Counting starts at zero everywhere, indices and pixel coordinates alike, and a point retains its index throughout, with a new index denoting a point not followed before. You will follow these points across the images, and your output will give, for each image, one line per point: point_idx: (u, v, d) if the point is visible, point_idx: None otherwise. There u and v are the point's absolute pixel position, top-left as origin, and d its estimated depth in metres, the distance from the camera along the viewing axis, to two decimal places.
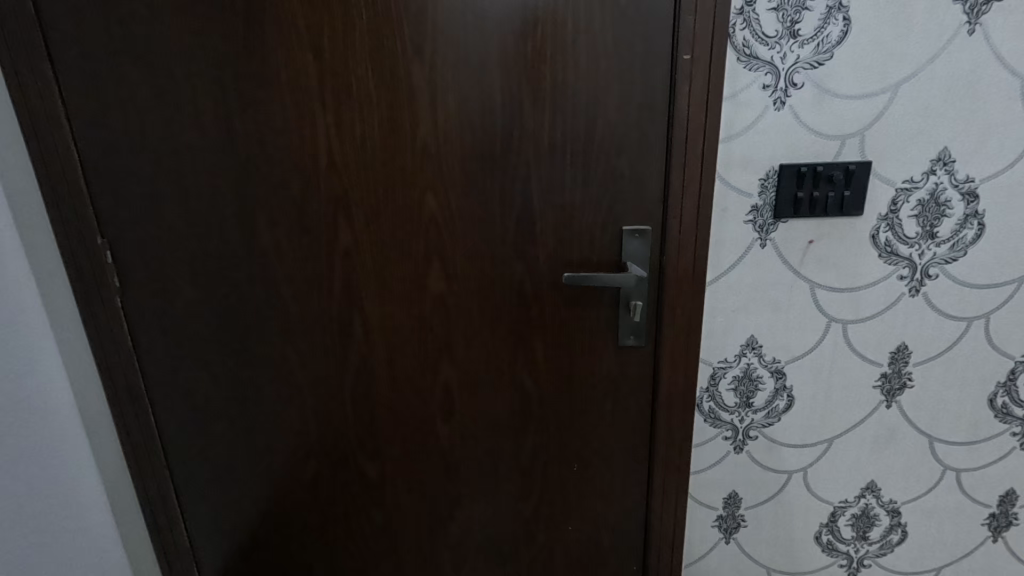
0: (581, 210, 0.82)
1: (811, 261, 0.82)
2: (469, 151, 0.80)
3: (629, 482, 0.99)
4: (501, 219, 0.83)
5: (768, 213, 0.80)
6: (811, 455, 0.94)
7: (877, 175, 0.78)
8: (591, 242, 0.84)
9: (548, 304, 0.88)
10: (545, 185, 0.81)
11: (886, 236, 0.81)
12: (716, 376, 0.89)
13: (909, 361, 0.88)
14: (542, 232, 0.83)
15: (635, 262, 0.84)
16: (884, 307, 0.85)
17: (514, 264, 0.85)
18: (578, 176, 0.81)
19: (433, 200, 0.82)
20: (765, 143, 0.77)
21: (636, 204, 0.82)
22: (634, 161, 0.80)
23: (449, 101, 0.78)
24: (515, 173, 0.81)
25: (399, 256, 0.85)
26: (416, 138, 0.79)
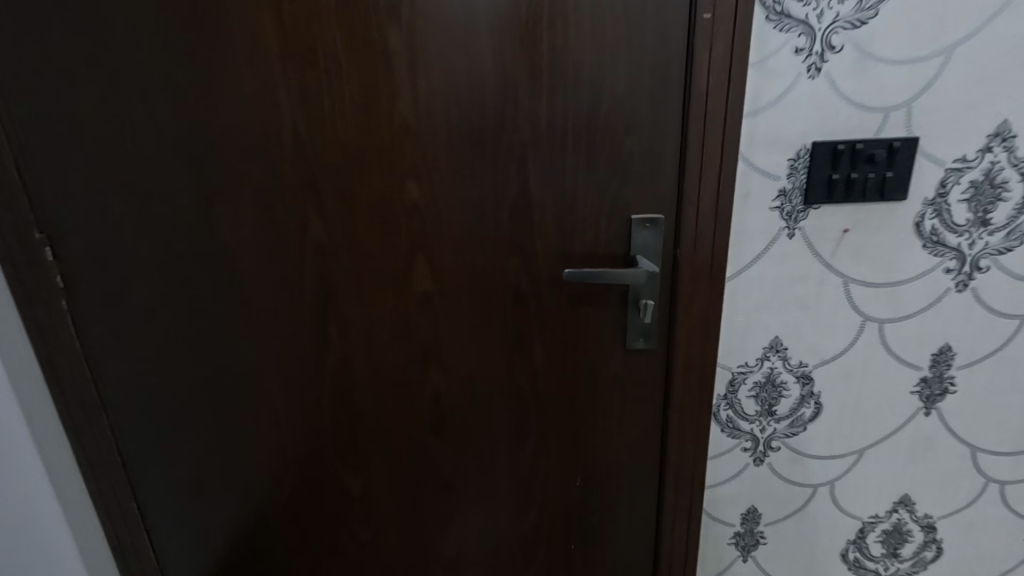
0: (584, 198, 0.73)
1: (846, 254, 0.73)
2: (456, 129, 0.70)
3: (637, 496, 0.90)
4: (493, 207, 0.73)
5: (798, 199, 0.70)
6: (839, 467, 0.85)
7: (924, 153, 0.68)
8: (595, 233, 0.75)
9: (547, 303, 0.78)
10: (544, 168, 0.71)
11: (932, 223, 0.71)
12: (735, 381, 0.80)
13: (953, 364, 0.78)
14: (539, 223, 0.74)
15: (645, 256, 0.74)
16: (927, 304, 0.75)
17: (509, 259, 0.76)
18: (580, 157, 0.71)
19: (416, 187, 0.72)
20: (797, 117, 0.67)
21: (646, 190, 0.72)
22: (645, 139, 0.70)
23: (432, 72, 0.68)
24: (509, 154, 0.71)
25: (379, 250, 0.75)
26: (395, 115, 0.69)
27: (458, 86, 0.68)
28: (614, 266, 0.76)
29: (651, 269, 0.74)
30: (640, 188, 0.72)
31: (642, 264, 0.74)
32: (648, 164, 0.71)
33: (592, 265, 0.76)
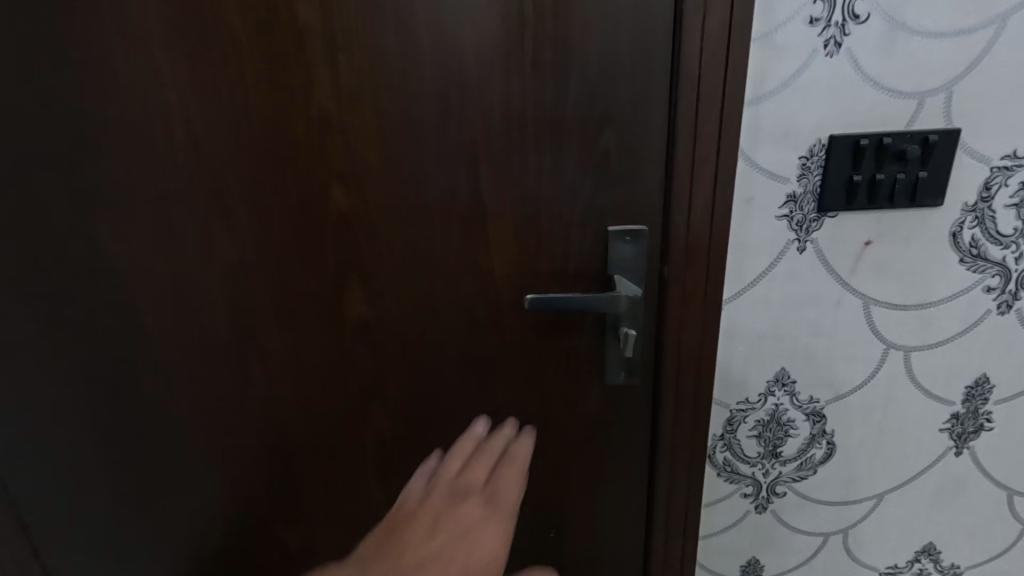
0: (552, 206, 0.60)
1: (867, 271, 0.60)
2: (390, 123, 0.56)
3: (620, 548, 0.78)
4: (440, 218, 0.60)
5: (811, 206, 0.57)
6: (854, 514, 0.73)
7: (965, 149, 0.55)
8: (566, 247, 0.62)
9: (510, 330, 0.65)
10: (500, 169, 0.58)
11: (972, 234, 0.58)
12: (734, 420, 0.68)
13: (990, 398, 0.66)
14: (497, 236, 0.61)
15: (625, 276, 0.62)
16: (961, 329, 0.63)
17: (463, 279, 0.63)
18: (545, 157, 0.58)
19: (345, 194, 0.59)
20: (811, 105, 0.54)
21: (626, 195, 0.59)
22: (623, 134, 0.57)
23: (357, 51, 0.54)
24: (457, 154, 0.57)
25: (303, 270, 0.62)
26: (313, 106, 0.56)
27: (389, 68, 0.54)
28: (589, 287, 0.63)
29: (633, 292, 0.62)
30: (619, 193, 0.59)
31: (621, 287, 0.61)
32: (627, 164, 0.58)
33: (562, 286, 0.63)
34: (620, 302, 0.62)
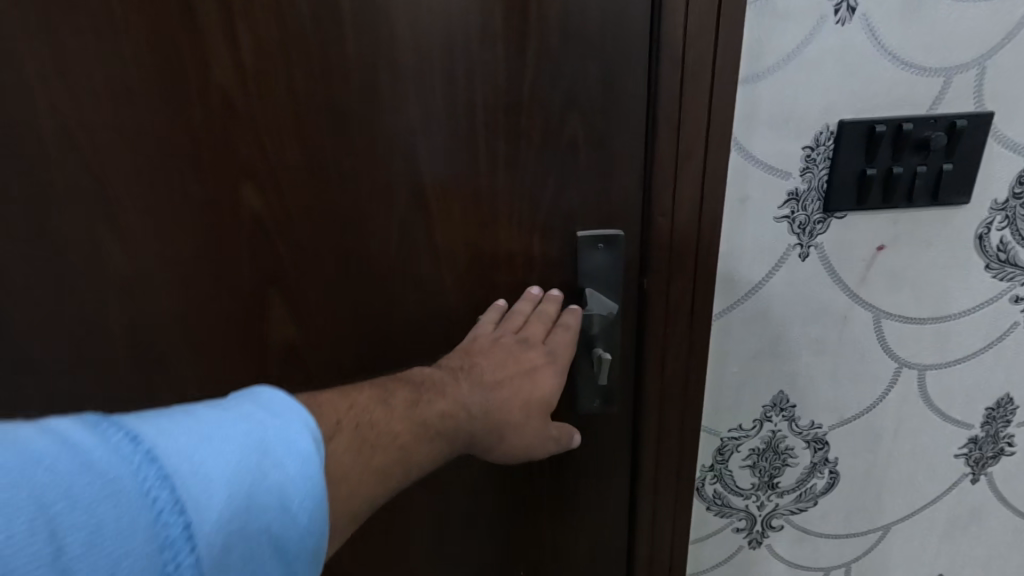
0: (510, 207, 0.50)
1: (879, 280, 0.51)
2: (312, 106, 0.46)
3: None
4: (377, 224, 0.50)
5: (816, 205, 0.48)
6: (857, 547, 0.65)
7: (997, 137, 0.47)
8: (529, 256, 0.52)
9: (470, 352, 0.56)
10: (449, 165, 0.48)
11: (1000, 237, 0.50)
12: (725, 449, 0.59)
13: (1013, 420, 0.58)
14: (446, 243, 0.51)
15: (596, 290, 0.53)
16: (984, 344, 0.55)
17: (410, 294, 0.53)
18: (501, 149, 0.48)
19: (262, 196, 0.48)
20: (817, 84, 0.45)
21: (597, 194, 0.50)
22: (592, 120, 0.47)
23: (261, 17, 0.43)
24: (397, 144, 0.47)
25: (217, 286, 0.52)
26: (211, 86, 0.45)
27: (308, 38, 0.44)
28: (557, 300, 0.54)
29: (607, 308, 0.53)
30: (589, 190, 0.50)
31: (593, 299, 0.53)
32: (598, 157, 0.49)
33: (524, 299, 0.54)
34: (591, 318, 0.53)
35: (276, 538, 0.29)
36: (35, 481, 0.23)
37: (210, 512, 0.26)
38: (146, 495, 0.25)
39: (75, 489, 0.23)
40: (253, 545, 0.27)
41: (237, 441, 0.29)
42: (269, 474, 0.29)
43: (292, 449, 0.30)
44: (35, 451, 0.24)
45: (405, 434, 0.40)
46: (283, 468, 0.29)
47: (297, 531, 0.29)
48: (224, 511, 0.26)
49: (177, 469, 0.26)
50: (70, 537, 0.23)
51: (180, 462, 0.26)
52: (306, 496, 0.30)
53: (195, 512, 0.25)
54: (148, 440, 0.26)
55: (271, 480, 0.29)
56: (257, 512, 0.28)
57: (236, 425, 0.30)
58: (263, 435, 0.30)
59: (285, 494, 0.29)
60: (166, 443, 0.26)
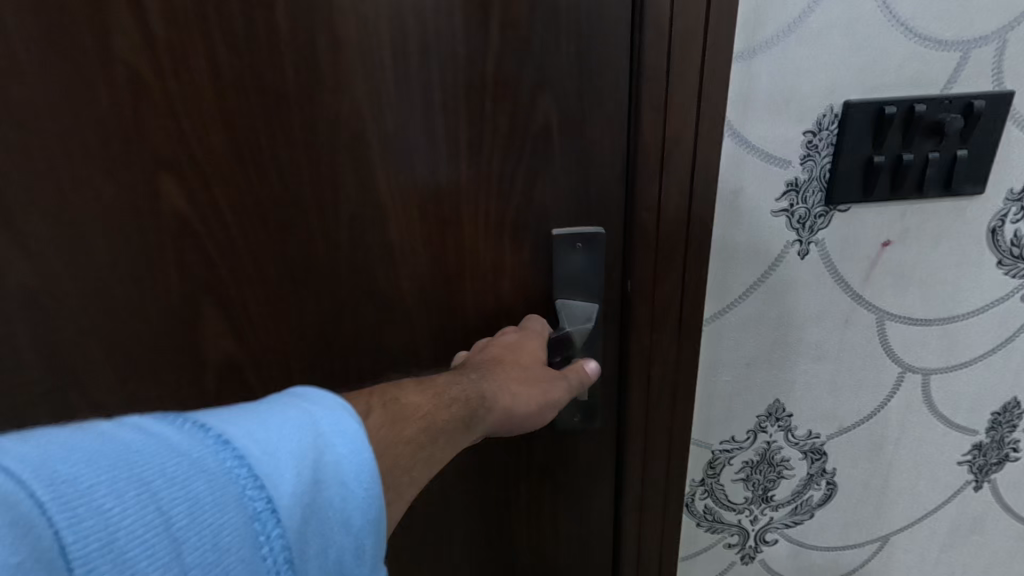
0: (475, 201, 0.45)
1: (885, 279, 0.47)
2: (240, 89, 0.40)
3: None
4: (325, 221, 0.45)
5: (817, 197, 0.43)
6: (854, 559, 0.62)
7: (1015, 120, 0.42)
8: (498, 256, 0.47)
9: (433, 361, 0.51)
10: (404, 155, 0.43)
11: (1015, 230, 0.46)
12: (716, 462, 0.55)
13: (1020, 425, 0.55)
14: (404, 242, 0.46)
15: (572, 294, 0.48)
16: (992, 346, 0.51)
17: (365, 299, 0.48)
18: (464, 137, 0.42)
19: (188, 192, 0.43)
20: (820, 61, 0.39)
21: (574, 187, 0.44)
22: (568, 103, 0.41)
23: None
24: (339, 131, 0.42)
25: (143, 296, 0.46)
26: (119, 64, 0.38)
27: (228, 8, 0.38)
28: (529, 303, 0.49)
29: (587, 315, 0.48)
30: (565, 183, 0.44)
31: (567, 310, 0.48)
32: (574, 145, 0.43)
33: (494, 302, 0.49)
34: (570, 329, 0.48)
35: (348, 520, 0.26)
36: (126, 462, 0.22)
37: (284, 491, 0.24)
38: (229, 473, 0.23)
39: (162, 468, 0.22)
40: (331, 525, 0.25)
41: (297, 421, 0.27)
42: (329, 454, 0.26)
43: (345, 429, 0.27)
44: (118, 439, 0.23)
45: (428, 406, 0.36)
46: (339, 447, 0.27)
47: (367, 513, 0.27)
48: (298, 487, 0.24)
49: (250, 449, 0.24)
50: (170, 509, 0.21)
51: (249, 443, 0.25)
52: (365, 476, 0.27)
53: (272, 486, 0.24)
54: (219, 425, 0.25)
55: (331, 461, 0.26)
56: (326, 493, 0.25)
57: (288, 410, 0.27)
58: (316, 417, 0.27)
59: (348, 475, 0.26)
60: (232, 427, 0.25)
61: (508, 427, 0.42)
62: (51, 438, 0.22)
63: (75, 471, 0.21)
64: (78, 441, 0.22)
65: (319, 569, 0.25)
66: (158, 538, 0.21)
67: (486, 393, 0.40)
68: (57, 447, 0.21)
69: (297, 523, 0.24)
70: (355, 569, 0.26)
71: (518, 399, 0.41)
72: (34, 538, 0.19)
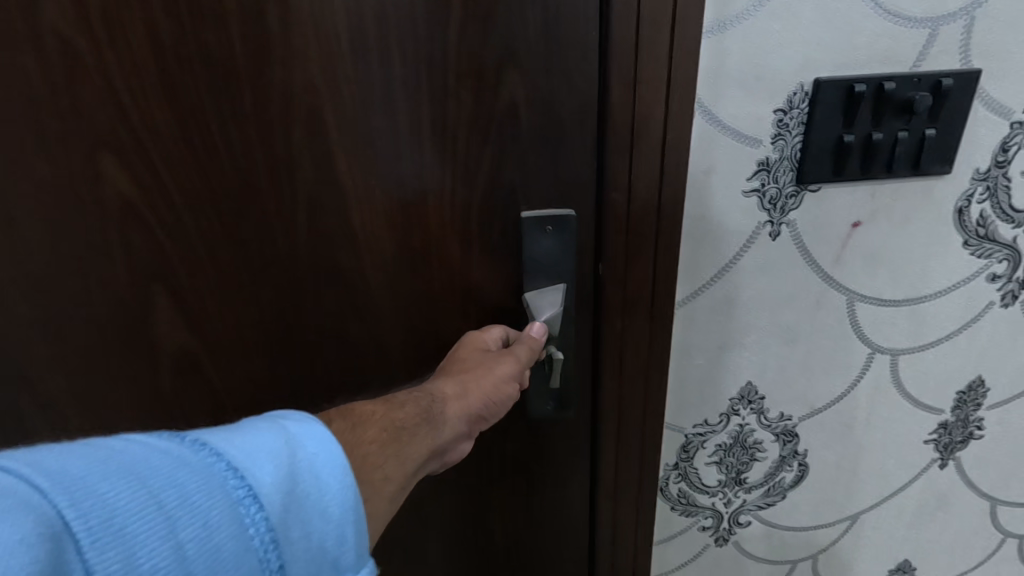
0: (441, 183, 0.43)
1: (855, 260, 0.47)
2: (188, 64, 0.39)
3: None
4: (285, 204, 0.44)
5: (789, 176, 0.43)
6: (825, 538, 0.63)
7: (981, 100, 0.42)
8: (466, 240, 0.46)
9: (403, 346, 0.50)
10: (363, 135, 0.41)
11: (980, 210, 0.46)
12: (690, 446, 0.55)
13: (983, 403, 0.56)
14: (367, 227, 0.45)
15: (541, 280, 0.47)
16: (959, 326, 0.51)
17: (329, 283, 0.47)
18: (428, 116, 0.41)
19: (142, 173, 0.42)
20: (788, 37, 0.38)
21: (542, 171, 0.43)
22: (534, 80, 0.40)
23: None
24: (296, 109, 0.40)
25: (104, 278, 0.45)
26: (66, 39, 0.37)
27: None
28: (500, 289, 0.48)
29: (556, 300, 0.47)
30: (533, 165, 0.43)
31: (536, 295, 0.47)
32: (542, 125, 0.41)
33: (464, 289, 0.48)
34: (541, 317, 0.46)
35: (328, 510, 0.26)
36: (111, 461, 0.23)
37: (261, 482, 0.25)
38: (210, 464, 0.24)
39: (150, 464, 0.23)
40: (312, 517, 0.26)
41: (271, 426, 0.28)
42: (303, 452, 0.27)
43: (316, 432, 0.28)
44: (108, 445, 0.24)
45: (381, 407, 0.37)
46: (311, 446, 0.27)
47: (345, 506, 0.27)
48: (277, 476, 0.25)
49: (228, 448, 0.25)
50: (162, 494, 0.23)
51: (227, 442, 0.26)
52: (339, 471, 0.27)
53: (252, 477, 0.25)
54: (197, 432, 0.26)
55: (304, 459, 0.27)
56: (302, 485, 0.26)
57: (262, 420, 0.29)
58: (290, 422, 0.28)
59: (322, 471, 0.27)
60: (210, 432, 0.26)
61: (495, 409, 0.43)
62: (49, 447, 0.23)
63: (72, 467, 0.22)
64: (65, 447, 0.23)
65: (302, 561, 0.25)
66: (145, 522, 0.22)
67: (434, 393, 0.41)
68: (51, 453, 0.23)
69: (278, 511, 0.25)
70: (338, 561, 0.26)
71: (468, 393, 0.41)
72: (42, 517, 0.20)
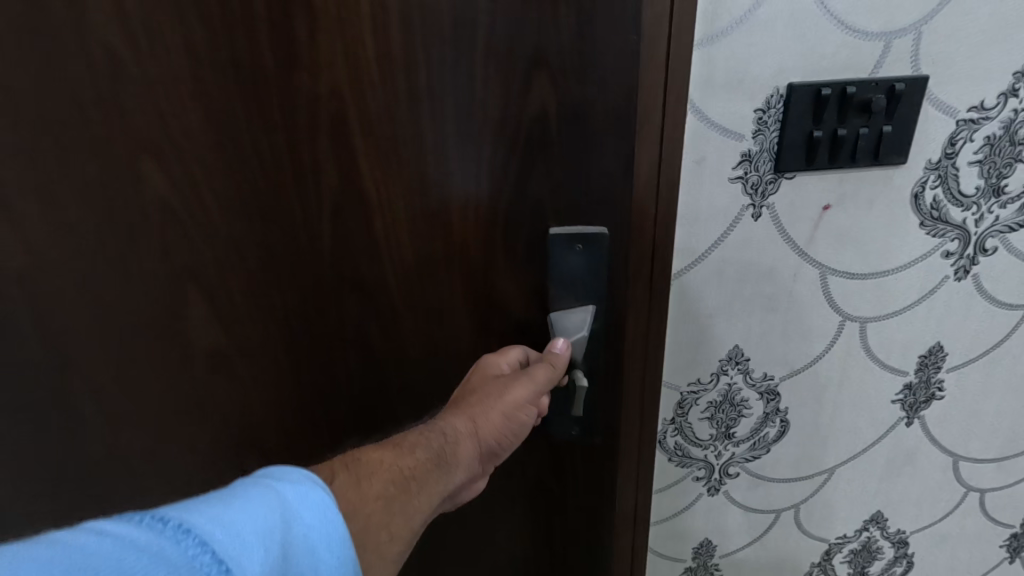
0: (472, 173, 0.51)
1: (826, 237, 0.55)
2: (269, 72, 0.47)
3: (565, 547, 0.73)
4: (345, 189, 0.53)
5: (767, 164, 0.51)
6: (806, 488, 0.71)
7: (931, 100, 0.49)
8: (498, 224, 0.54)
9: (440, 313, 0.59)
10: (411, 133, 0.50)
11: (934, 194, 0.54)
12: (685, 403, 0.62)
13: (943, 367, 0.64)
14: (412, 207, 0.53)
15: (566, 287, 0.55)
16: (918, 296, 0.59)
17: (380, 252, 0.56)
18: (464, 114, 0.49)
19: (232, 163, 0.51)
20: (765, 48, 0.46)
21: (563, 163, 0.49)
22: (558, 84, 0.46)
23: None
24: (356, 107, 0.49)
25: (196, 253, 0.55)
26: (174, 55, 0.46)
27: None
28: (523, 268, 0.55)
29: (580, 327, 0.55)
30: (557, 159, 0.49)
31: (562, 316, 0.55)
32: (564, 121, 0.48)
33: (494, 270, 0.56)
34: (567, 336, 0.55)
35: None
36: (89, 565, 0.25)
37: (251, 568, 0.28)
38: (192, 558, 0.27)
39: (129, 564, 0.26)
40: None
41: (264, 502, 0.32)
42: (295, 526, 0.32)
43: (310, 501, 0.34)
44: (83, 544, 0.26)
45: (388, 459, 0.45)
46: (303, 520, 0.33)
47: (335, 573, 0.33)
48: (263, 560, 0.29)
49: (212, 534, 0.29)
50: None
51: (211, 528, 0.29)
52: (332, 537, 0.33)
53: (237, 566, 0.28)
54: (180, 518, 0.29)
55: (297, 533, 0.32)
56: (295, 561, 0.31)
57: (252, 493, 0.32)
58: (281, 497, 0.33)
59: (312, 542, 0.32)
60: (194, 517, 0.29)
61: (502, 440, 0.53)
62: (18, 554, 0.25)
63: None
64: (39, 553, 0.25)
65: None
66: None
67: (447, 433, 0.50)
68: (24, 561, 0.25)
69: None
70: None
71: (477, 428, 0.51)
72: None
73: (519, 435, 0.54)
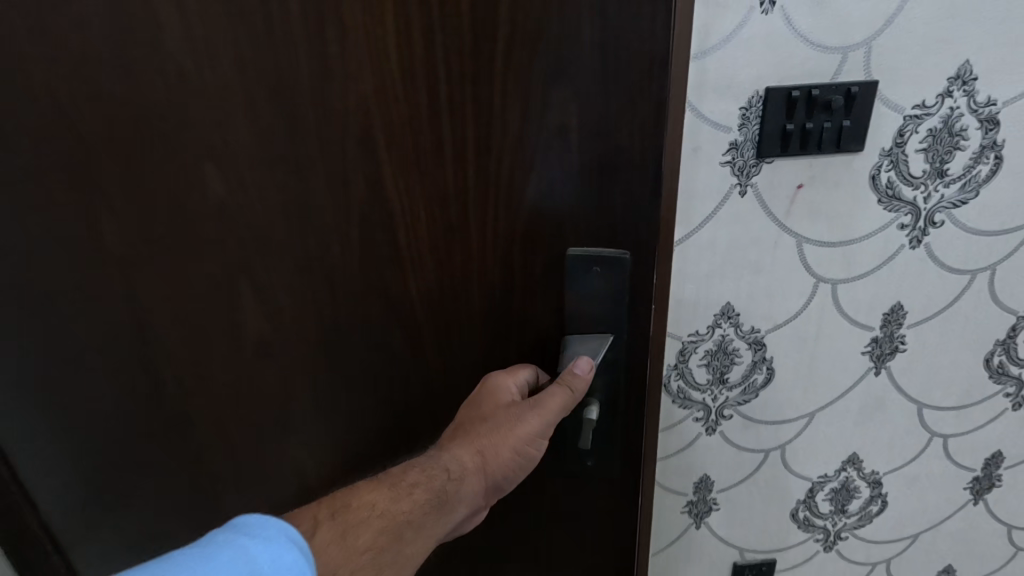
0: (511, 199, 0.61)
1: (800, 211, 0.67)
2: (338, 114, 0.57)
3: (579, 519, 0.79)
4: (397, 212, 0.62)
5: (750, 152, 0.64)
6: (791, 430, 0.83)
7: (881, 100, 0.62)
8: (523, 222, 0.62)
9: (475, 318, 0.68)
10: (457, 165, 0.59)
11: (888, 176, 0.66)
12: (686, 351, 0.75)
13: (904, 323, 0.76)
14: (456, 226, 0.63)
15: (591, 295, 0.64)
16: (880, 261, 0.71)
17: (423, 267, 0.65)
18: (504, 149, 0.58)
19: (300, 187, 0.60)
20: (748, 59, 0.59)
21: (588, 188, 0.59)
22: (584, 126, 0.56)
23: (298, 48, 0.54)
24: (409, 128, 0.58)
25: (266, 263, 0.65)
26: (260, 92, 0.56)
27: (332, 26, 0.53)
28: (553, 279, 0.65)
29: (599, 336, 0.65)
30: (583, 188, 0.59)
31: (575, 342, 0.65)
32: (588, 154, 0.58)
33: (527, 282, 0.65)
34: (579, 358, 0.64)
35: None
36: None
37: None
38: None
39: None
40: None
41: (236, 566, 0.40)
42: None
43: (281, 562, 0.42)
44: None
45: (380, 506, 0.55)
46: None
47: None
48: None
49: None
50: None
51: None
52: None
53: None
54: None
55: None
56: None
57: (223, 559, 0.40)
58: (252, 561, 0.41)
59: None
60: None
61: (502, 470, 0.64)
62: None
63: None
64: None
65: None
66: None
67: (447, 475, 0.61)
68: None
69: None
70: None
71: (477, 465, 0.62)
72: None
73: (524, 461, 0.65)
